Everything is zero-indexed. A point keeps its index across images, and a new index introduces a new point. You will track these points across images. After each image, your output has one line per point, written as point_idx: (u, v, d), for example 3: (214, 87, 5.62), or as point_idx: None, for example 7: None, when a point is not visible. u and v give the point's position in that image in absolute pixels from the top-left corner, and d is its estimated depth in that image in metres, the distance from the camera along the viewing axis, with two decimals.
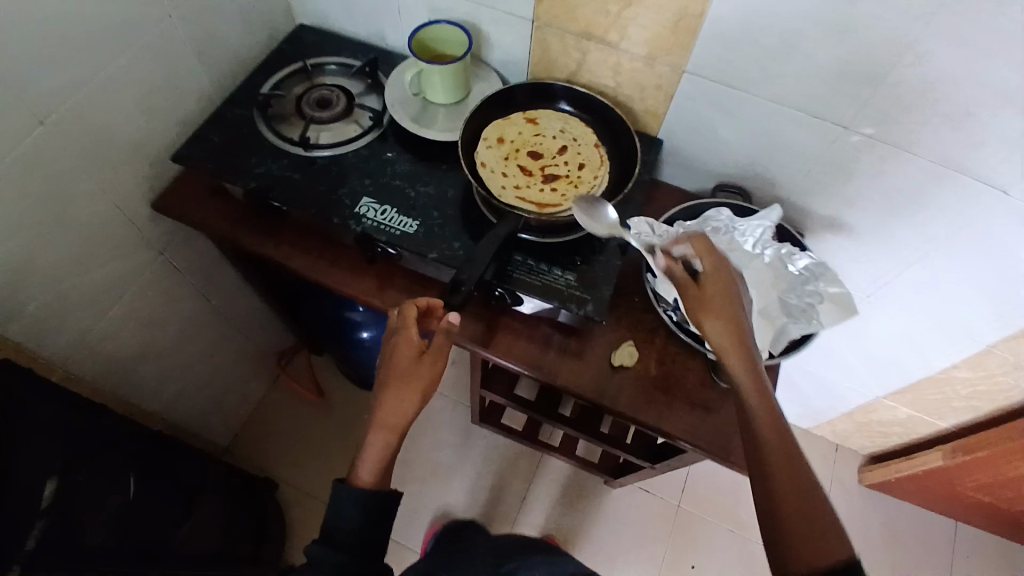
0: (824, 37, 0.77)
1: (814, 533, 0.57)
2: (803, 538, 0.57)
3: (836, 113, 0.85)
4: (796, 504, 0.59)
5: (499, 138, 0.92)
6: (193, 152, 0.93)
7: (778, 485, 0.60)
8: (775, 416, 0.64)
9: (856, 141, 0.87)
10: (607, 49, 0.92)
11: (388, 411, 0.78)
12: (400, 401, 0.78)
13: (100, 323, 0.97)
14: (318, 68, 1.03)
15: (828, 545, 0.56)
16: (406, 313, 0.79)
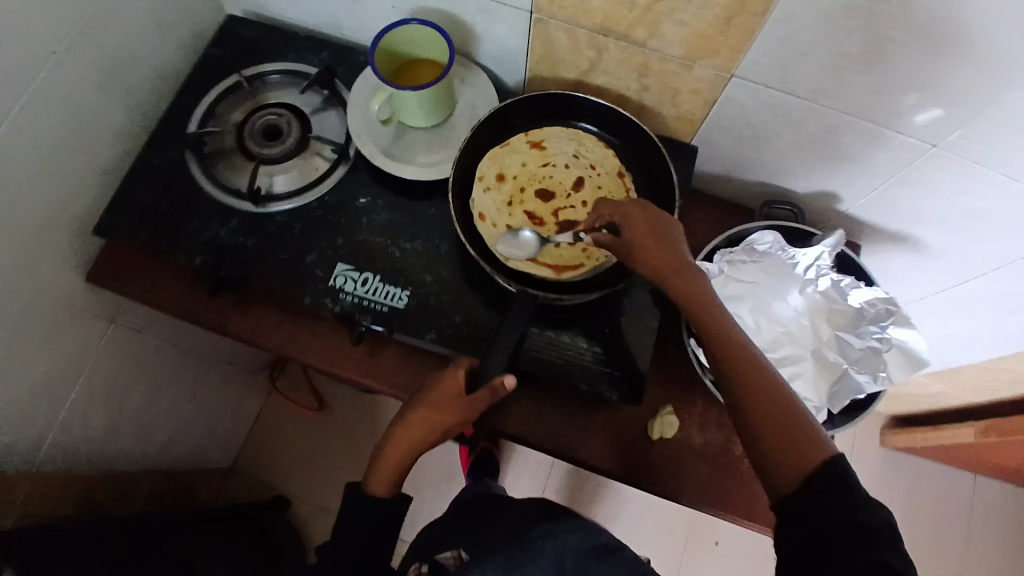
0: (933, 41, 0.57)
1: (797, 442, 0.53)
2: (787, 457, 0.53)
3: (928, 127, 0.67)
4: (779, 428, 0.54)
5: (498, 177, 0.75)
6: (120, 219, 0.74)
7: (758, 423, 0.55)
8: (729, 331, 0.58)
9: (947, 157, 0.69)
10: (631, 48, 0.71)
11: (407, 433, 0.68)
12: (422, 427, 0.68)
13: (60, 415, 0.84)
14: (258, 81, 0.81)
15: (809, 449, 0.52)
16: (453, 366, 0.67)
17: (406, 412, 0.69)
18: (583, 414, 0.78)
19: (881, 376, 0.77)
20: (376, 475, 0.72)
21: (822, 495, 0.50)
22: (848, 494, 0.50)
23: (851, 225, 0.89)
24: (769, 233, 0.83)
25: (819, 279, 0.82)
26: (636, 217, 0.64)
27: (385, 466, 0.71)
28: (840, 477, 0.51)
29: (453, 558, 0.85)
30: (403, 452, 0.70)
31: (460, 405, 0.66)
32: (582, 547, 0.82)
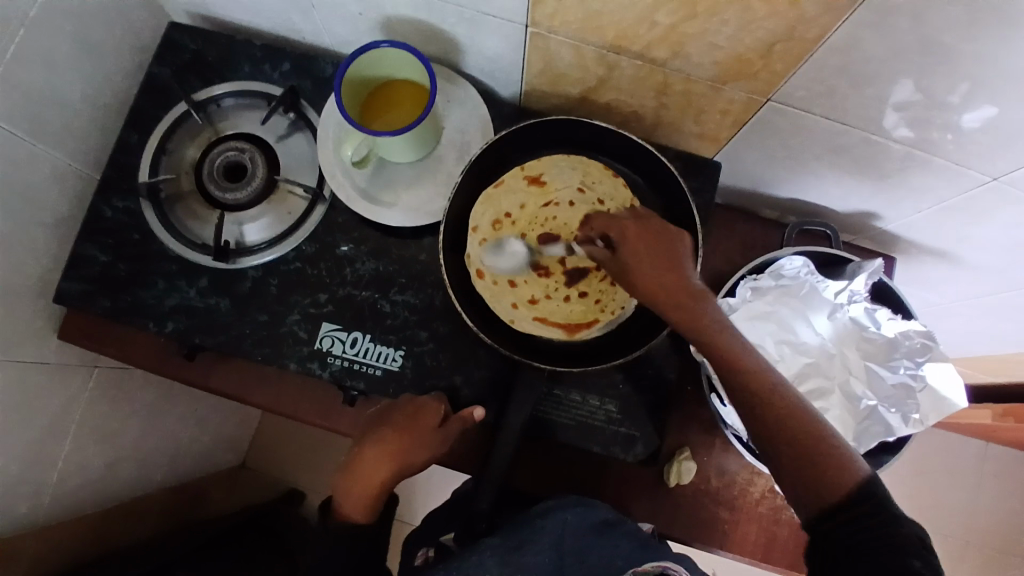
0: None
1: (833, 469, 0.48)
2: (824, 484, 0.48)
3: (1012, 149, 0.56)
4: (802, 455, 0.48)
5: (496, 225, 0.70)
6: (78, 286, 0.68)
7: (789, 453, 0.49)
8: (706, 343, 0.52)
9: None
10: (648, 67, 0.59)
11: (377, 466, 0.62)
12: (392, 461, 0.62)
13: (57, 468, 0.80)
14: (210, 110, 0.72)
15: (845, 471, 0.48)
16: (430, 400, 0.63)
17: (377, 438, 0.63)
18: (605, 468, 0.71)
19: (913, 418, 0.70)
20: (345, 506, 0.64)
21: (859, 521, 0.47)
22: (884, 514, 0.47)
23: (889, 234, 0.80)
24: (799, 256, 0.75)
25: (849, 306, 0.74)
26: (634, 233, 0.58)
27: (356, 500, 0.63)
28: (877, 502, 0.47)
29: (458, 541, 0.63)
30: (377, 478, 0.62)
31: (436, 438, 0.61)
32: (585, 521, 0.59)
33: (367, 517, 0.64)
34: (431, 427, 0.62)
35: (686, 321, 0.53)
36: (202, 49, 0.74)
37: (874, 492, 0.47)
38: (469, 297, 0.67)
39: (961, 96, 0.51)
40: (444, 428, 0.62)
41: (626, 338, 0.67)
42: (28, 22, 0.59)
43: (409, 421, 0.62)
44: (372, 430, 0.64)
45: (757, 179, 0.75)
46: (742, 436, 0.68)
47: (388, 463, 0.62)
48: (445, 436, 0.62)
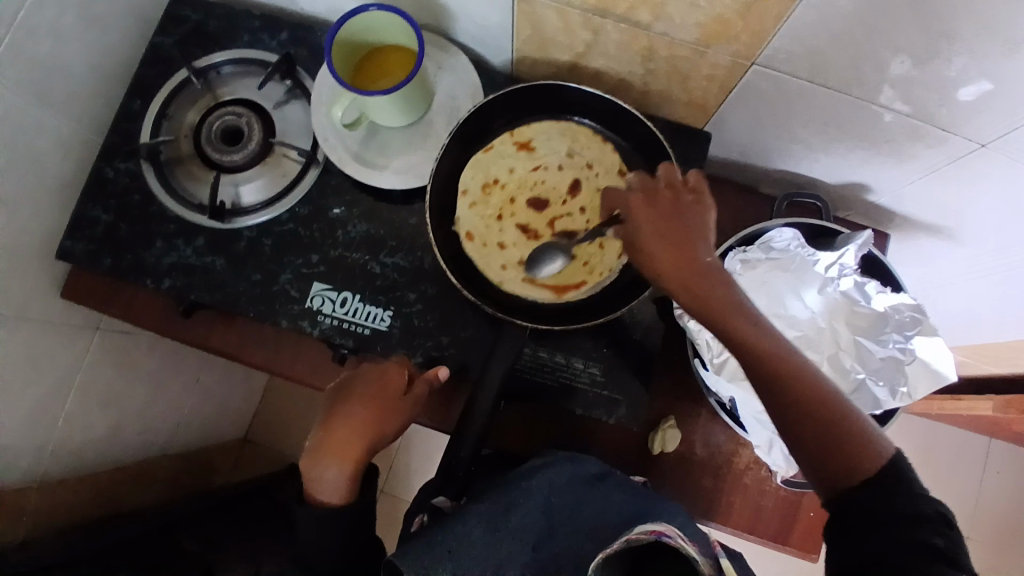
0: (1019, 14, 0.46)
1: (850, 445, 0.48)
2: (841, 469, 0.48)
3: (999, 108, 0.55)
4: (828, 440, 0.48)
5: (485, 188, 0.71)
6: (81, 245, 0.71)
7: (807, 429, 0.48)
8: (732, 307, 0.50)
9: (1010, 141, 0.59)
10: (632, 30, 0.60)
11: (350, 441, 0.63)
12: (365, 431, 0.63)
13: (57, 427, 0.82)
14: (209, 73, 0.73)
15: (870, 452, 0.48)
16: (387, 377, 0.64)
17: (345, 412, 0.64)
18: (586, 434, 0.71)
19: (901, 391, 0.71)
20: (320, 486, 0.63)
21: (874, 491, 0.47)
22: (903, 493, 0.47)
23: (882, 207, 0.79)
24: (789, 229, 0.75)
25: (841, 279, 0.73)
26: (649, 210, 0.56)
27: (334, 479, 0.62)
28: (901, 479, 0.47)
29: (448, 501, 0.61)
30: (354, 453, 0.62)
31: (406, 403, 0.63)
32: (573, 477, 0.60)
33: (348, 497, 0.64)
34: (392, 395, 0.64)
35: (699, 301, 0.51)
36: (203, 19, 0.76)
37: (889, 462, 0.48)
38: (457, 257, 0.69)
39: (933, 54, 0.52)
40: (412, 393, 0.64)
41: (598, 307, 0.68)
42: None
43: (371, 392, 0.64)
44: (330, 405, 0.65)
45: (747, 149, 0.75)
46: (725, 403, 0.68)
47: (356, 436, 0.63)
48: (414, 401, 0.64)
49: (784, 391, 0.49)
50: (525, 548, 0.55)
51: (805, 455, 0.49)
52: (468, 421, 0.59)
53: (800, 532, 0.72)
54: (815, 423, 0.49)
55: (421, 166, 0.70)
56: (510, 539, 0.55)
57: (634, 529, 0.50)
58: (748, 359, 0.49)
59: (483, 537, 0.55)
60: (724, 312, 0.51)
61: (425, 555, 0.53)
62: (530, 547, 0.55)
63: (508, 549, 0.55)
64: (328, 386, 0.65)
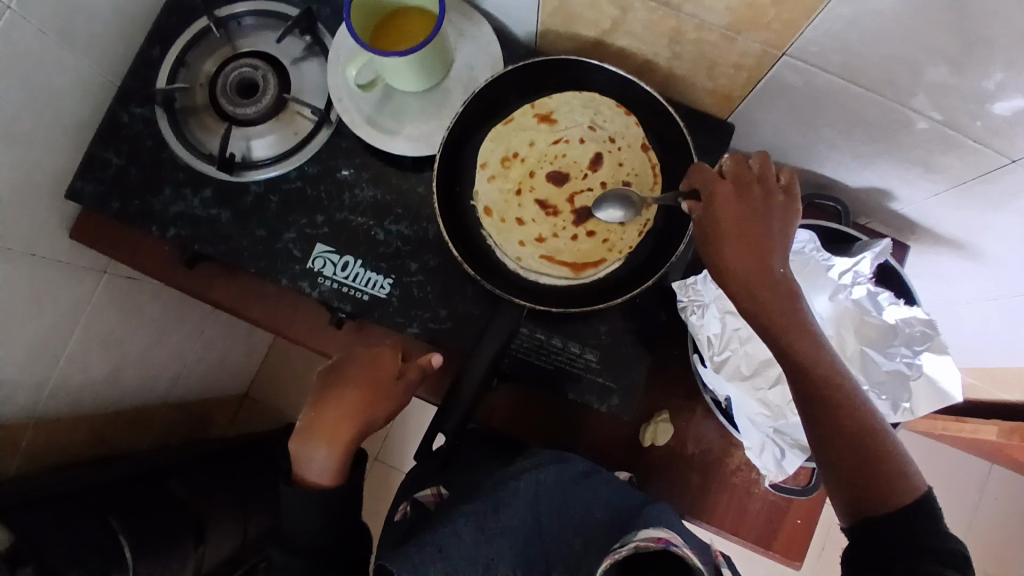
0: None
1: (885, 475, 0.48)
2: (870, 493, 0.48)
3: None
4: (863, 460, 0.48)
5: (505, 162, 0.68)
6: (91, 186, 0.71)
7: (845, 445, 0.49)
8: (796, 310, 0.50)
9: None
10: (661, 10, 0.58)
11: (342, 421, 0.64)
12: (354, 412, 0.64)
13: (57, 367, 0.84)
14: (229, 24, 0.73)
15: (903, 484, 0.48)
16: (383, 361, 0.66)
17: (340, 393, 0.65)
18: (578, 418, 0.71)
19: (902, 406, 0.70)
20: (309, 465, 0.64)
21: (895, 523, 0.47)
22: (926, 528, 0.46)
23: (905, 217, 0.76)
24: (806, 230, 0.73)
25: (853, 287, 0.72)
26: (738, 195, 0.54)
27: (324, 460, 0.63)
28: (927, 515, 0.47)
29: (433, 494, 0.62)
30: (348, 432, 0.63)
31: (398, 387, 0.65)
32: (560, 476, 0.59)
33: (336, 479, 0.64)
34: (384, 377, 0.66)
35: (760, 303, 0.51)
36: None
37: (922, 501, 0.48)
38: (472, 233, 0.67)
39: (972, 63, 0.49)
40: (404, 377, 0.66)
41: (623, 282, 0.66)
42: None
43: (365, 375, 0.66)
44: (321, 386, 0.66)
45: (770, 144, 0.73)
46: (720, 401, 0.67)
47: (349, 416, 0.64)
48: (405, 387, 0.66)
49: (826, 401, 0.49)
50: (516, 547, 0.54)
51: (840, 470, 0.49)
52: (457, 395, 0.58)
53: (783, 539, 0.71)
54: (856, 442, 0.48)
55: (433, 133, 0.68)
56: (498, 539, 0.54)
57: (639, 535, 0.49)
58: (795, 368, 0.50)
59: (472, 536, 0.54)
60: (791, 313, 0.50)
61: (415, 552, 0.53)
62: (519, 547, 0.54)
63: (496, 548, 0.54)
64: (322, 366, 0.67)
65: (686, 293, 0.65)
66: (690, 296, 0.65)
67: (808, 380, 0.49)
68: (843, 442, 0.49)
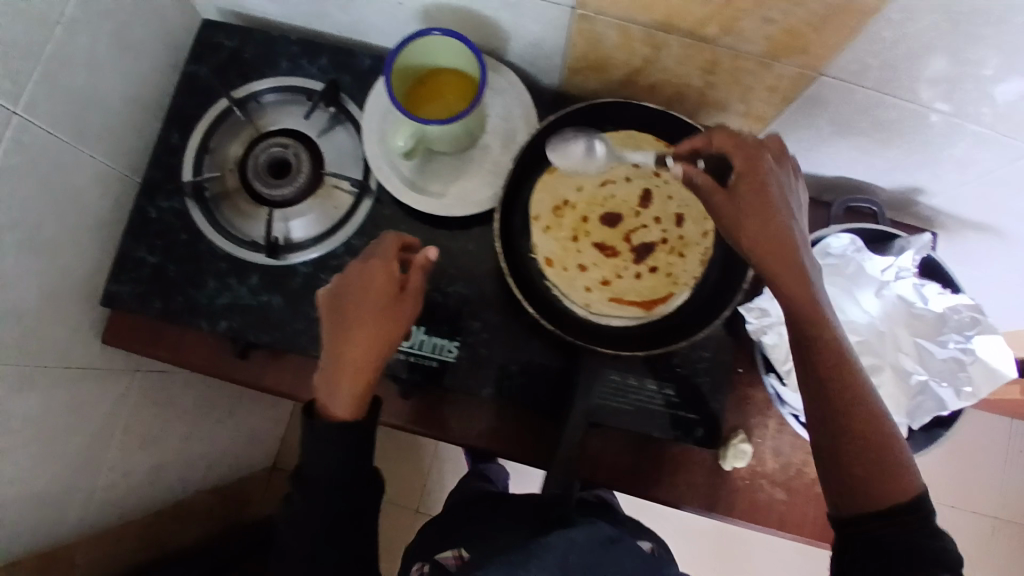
0: None
1: (887, 467, 0.45)
2: (875, 483, 0.45)
3: None
4: (869, 442, 0.45)
5: (556, 211, 0.65)
6: (127, 288, 0.67)
7: (842, 421, 0.46)
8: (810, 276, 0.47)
9: None
10: (697, 46, 0.58)
11: (352, 349, 0.56)
12: (365, 339, 0.56)
13: (100, 478, 0.80)
14: (251, 103, 0.71)
15: (908, 483, 0.45)
16: (378, 265, 0.58)
17: (341, 318, 0.57)
18: (656, 452, 0.71)
19: (965, 391, 0.71)
20: (336, 406, 0.57)
21: (896, 524, 0.44)
22: (924, 535, 0.44)
23: (935, 210, 0.78)
24: (846, 234, 0.75)
25: (897, 282, 0.74)
26: (748, 178, 0.50)
27: (346, 394, 0.57)
28: (926, 517, 0.44)
29: (455, 557, 0.59)
30: (355, 362, 0.56)
31: (405, 300, 0.58)
32: (591, 537, 0.53)
33: (358, 412, 0.58)
34: (380, 287, 0.57)
35: (780, 271, 0.48)
36: (237, 45, 0.73)
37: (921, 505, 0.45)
38: (531, 286, 0.64)
39: (1012, 68, 0.51)
40: (407, 286, 0.58)
41: (694, 316, 0.63)
42: (60, 19, 0.59)
43: (361, 290, 0.57)
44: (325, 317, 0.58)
45: (801, 159, 0.74)
46: (800, 415, 0.67)
47: (356, 344, 0.56)
48: (408, 293, 0.58)
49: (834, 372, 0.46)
50: None
51: (838, 448, 0.46)
52: None
53: None
54: (859, 421, 0.46)
55: (480, 191, 0.67)
56: None
57: None
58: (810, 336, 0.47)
59: None
60: (797, 287, 0.47)
61: None
62: None
63: None
64: (319, 302, 0.56)
65: (754, 317, 0.65)
66: (759, 320, 0.65)
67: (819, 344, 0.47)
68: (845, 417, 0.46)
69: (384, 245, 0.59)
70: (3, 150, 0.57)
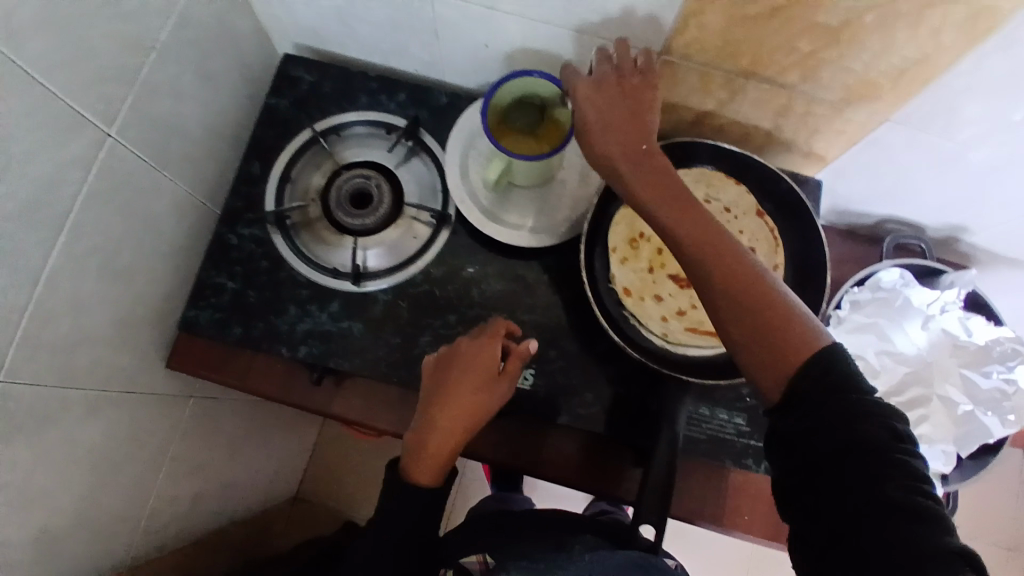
0: None
1: (783, 333, 0.44)
2: (774, 356, 0.44)
3: None
4: (754, 318, 0.45)
5: (633, 243, 0.67)
6: (206, 314, 0.71)
7: (728, 305, 0.46)
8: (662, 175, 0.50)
9: None
10: (774, 90, 0.62)
11: (444, 420, 0.59)
12: (456, 412, 0.60)
13: (155, 506, 0.78)
14: (333, 136, 0.74)
15: (806, 339, 0.43)
16: (484, 347, 0.61)
17: (439, 388, 0.60)
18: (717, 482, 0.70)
19: (1010, 419, 0.72)
20: (416, 469, 0.60)
21: (809, 403, 0.42)
22: (837, 400, 0.41)
23: (974, 247, 0.82)
24: (895, 269, 0.78)
25: (942, 316, 0.75)
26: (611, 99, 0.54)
27: (426, 461, 0.60)
28: (837, 376, 0.42)
29: (479, 563, 0.63)
30: (444, 435, 0.59)
31: (500, 386, 0.60)
32: None
33: (435, 479, 0.61)
34: (482, 369, 0.60)
35: (633, 181, 0.50)
36: (317, 80, 0.76)
37: (837, 371, 0.41)
38: (610, 315, 0.65)
39: None
40: (506, 372, 0.61)
41: None
42: (156, 43, 0.58)
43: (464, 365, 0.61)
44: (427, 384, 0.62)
45: (851, 198, 0.78)
46: None
47: (447, 416, 0.59)
48: (506, 381, 0.61)
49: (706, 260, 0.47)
50: None
51: (737, 336, 0.46)
52: (650, 485, 0.58)
53: None
54: (743, 297, 0.45)
55: (556, 224, 0.70)
56: None
57: None
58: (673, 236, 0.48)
59: None
60: (655, 194, 0.49)
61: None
62: None
63: None
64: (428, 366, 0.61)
65: None
66: None
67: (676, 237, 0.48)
68: (728, 298, 0.46)
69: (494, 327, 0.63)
70: (95, 177, 0.56)
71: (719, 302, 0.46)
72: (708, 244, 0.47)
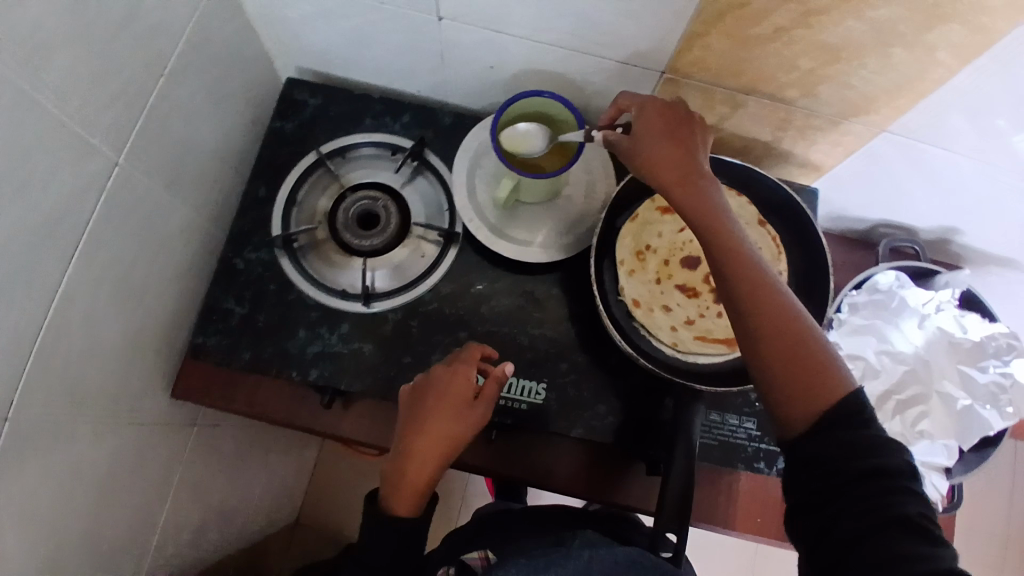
0: None
1: (813, 374, 0.45)
2: (797, 393, 0.45)
3: None
4: (789, 353, 0.45)
5: (641, 255, 0.68)
6: (213, 339, 0.70)
7: (765, 337, 0.46)
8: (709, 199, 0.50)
9: None
10: (773, 105, 0.64)
11: (423, 447, 0.59)
12: (436, 438, 0.59)
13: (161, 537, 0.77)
14: (337, 159, 0.75)
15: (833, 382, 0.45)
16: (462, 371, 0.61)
17: (418, 415, 0.60)
18: (727, 486, 0.70)
19: (1006, 412, 0.73)
20: (395, 500, 0.59)
21: (828, 436, 0.43)
22: (854, 441, 0.42)
23: (963, 249, 0.85)
24: (891, 271, 0.80)
25: (937, 315, 0.77)
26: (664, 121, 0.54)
27: (408, 490, 0.59)
28: (857, 418, 0.43)
29: (480, 559, 0.64)
30: (422, 462, 0.58)
31: (479, 410, 0.60)
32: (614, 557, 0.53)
33: (416, 508, 0.60)
34: (459, 394, 0.60)
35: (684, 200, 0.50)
36: (321, 103, 0.77)
37: (857, 407, 0.44)
38: (621, 326, 0.66)
39: None
40: (483, 396, 0.60)
41: None
42: (166, 71, 0.58)
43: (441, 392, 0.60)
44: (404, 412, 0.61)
45: (846, 205, 0.81)
46: None
47: (426, 442, 0.59)
48: (485, 404, 0.60)
49: (749, 285, 0.47)
50: None
51: (764, 364, 0.46)
52: (667, 497, 0.57)
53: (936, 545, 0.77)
54: (779, 331, 0.46)
55: (561, 240, 0.71)
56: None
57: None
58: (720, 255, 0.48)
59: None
60: (706, 216, 0.49)
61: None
62: None
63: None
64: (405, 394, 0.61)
65: None
66: None
67: (724, 257, 0.48)
68: (763, 327, 0.46)
69: (467, 352, 0.62)
70: (105, 205, 0.54)
71: (755, 332, 0.46)
72: (753, 273, 0.47)
